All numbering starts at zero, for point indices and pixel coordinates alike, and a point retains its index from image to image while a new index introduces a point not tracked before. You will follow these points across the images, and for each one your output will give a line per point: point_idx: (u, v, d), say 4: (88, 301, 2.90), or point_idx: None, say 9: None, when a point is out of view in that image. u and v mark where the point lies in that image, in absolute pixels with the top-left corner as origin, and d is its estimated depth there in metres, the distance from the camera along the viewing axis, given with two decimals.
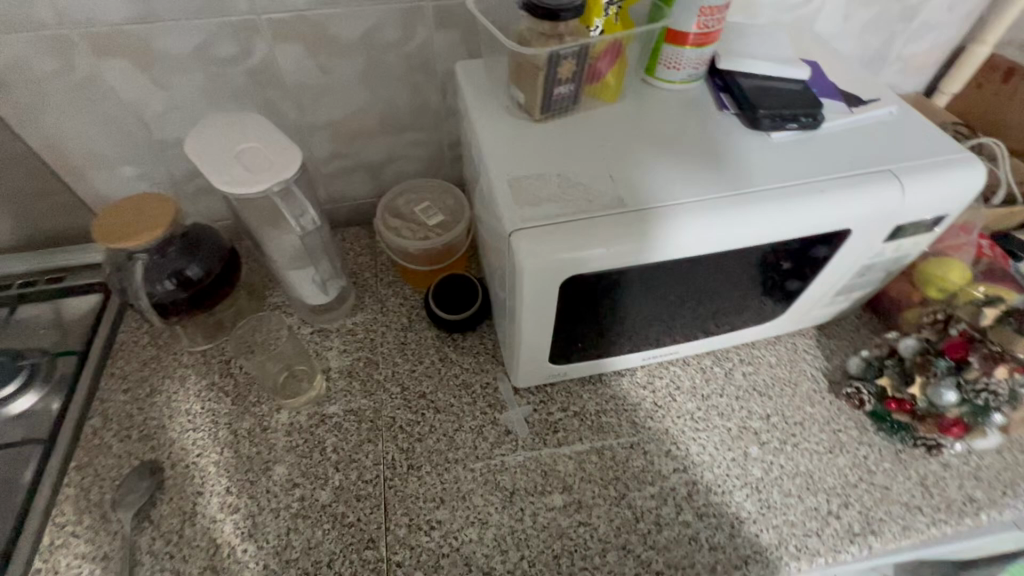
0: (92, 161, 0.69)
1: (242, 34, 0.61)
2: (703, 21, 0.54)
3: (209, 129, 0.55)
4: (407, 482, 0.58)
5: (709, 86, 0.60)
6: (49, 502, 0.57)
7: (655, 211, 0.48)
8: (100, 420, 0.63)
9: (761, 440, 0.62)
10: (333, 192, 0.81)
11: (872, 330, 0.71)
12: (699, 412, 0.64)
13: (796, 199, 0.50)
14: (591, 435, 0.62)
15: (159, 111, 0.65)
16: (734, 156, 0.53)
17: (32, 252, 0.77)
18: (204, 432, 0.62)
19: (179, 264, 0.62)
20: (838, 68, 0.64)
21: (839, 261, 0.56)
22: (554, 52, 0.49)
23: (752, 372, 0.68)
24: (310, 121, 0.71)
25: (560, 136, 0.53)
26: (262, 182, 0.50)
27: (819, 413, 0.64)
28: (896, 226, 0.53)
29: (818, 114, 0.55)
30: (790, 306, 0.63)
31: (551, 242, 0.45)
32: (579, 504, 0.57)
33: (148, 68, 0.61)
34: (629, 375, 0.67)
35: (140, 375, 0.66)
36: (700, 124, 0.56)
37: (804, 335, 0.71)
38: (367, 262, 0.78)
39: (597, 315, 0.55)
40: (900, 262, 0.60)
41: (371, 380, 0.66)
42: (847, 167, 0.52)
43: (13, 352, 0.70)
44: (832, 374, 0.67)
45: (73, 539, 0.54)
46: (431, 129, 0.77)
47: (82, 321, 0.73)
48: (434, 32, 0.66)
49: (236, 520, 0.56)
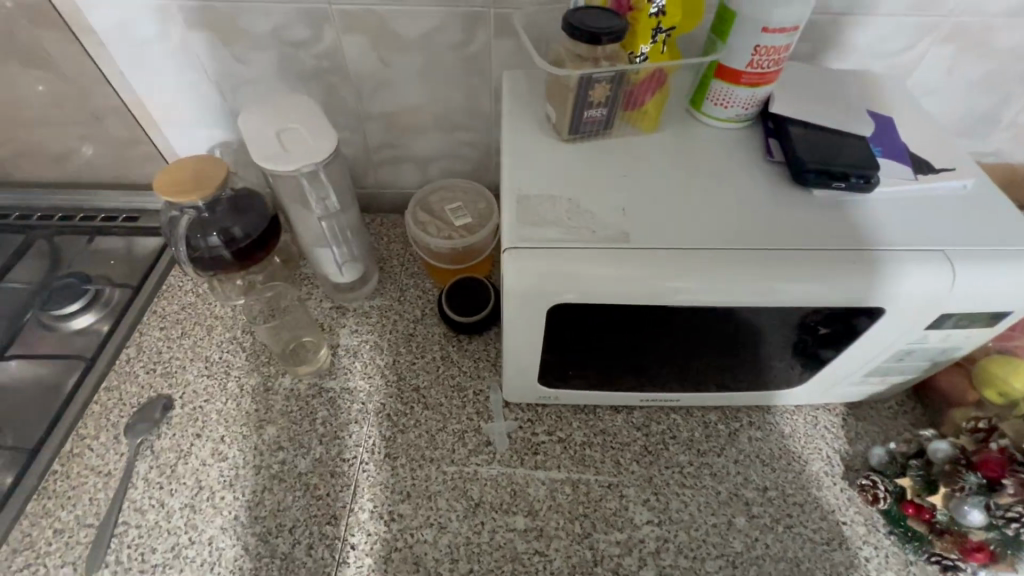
0: (175, 118, 0.76)
1: (313, 21, 0.64)
2: (758, 60, 0.51)
3: (277, 100, 0.60)
4: (380, 470, 0.60)
5: (760, 128, 0.57)
6: (78, 413, 0.64)
7: (658, 253, 0.46)
8: (135, 350, 0.70)
9: (752, 512, 0.58)
10: (380, 177, 0.84)
11: (912, 422, 0.64)
12: (690, 468, 0.60)
13: (821, 266, 0.46)
14: (570, 465, 0.60)
15: (234, 82, 0.71)
16: (766, 209, 0.50)
17: (117, 189, 0.87)
18: (216, 380, 0.67)
19: (224, 223, 0.67)
20: (917, 130, 0.58)
21: (871, 340, 0.51)
22: (587, 75, 0.49)
23: (760, 438, 0.62)
24: (366, 109, 0.74)
25: (584, 160, 0.53)
26: (285, 163, 0.54)
27: (825, 499, 0.58)
28: (941, 314, 0.48)
29: (875, 174, 0.51)
30: (815, 375, 0.57)
31: (540, 266, 0.45)
32: (540, 532, 0.56)
33: (229, 42, 0.66)
34: (626, 412, 0.64)
35: (177, 316, 0.73)
36: (737, 169, 0.54)
37: (830, 410, 0.65)
38: (397, 249, 0.81)
39: (594, 345, 0.53)
40: (949, 354, 0.53)
41: (372, 364, 0.68)
42: (891, 241, 0.48)
43: (83, 274, 0.78)
44: (851, 460, 0.61)
45: (88, 451, 0.61)
46: (480, 132, 0.77)
47: (143, 258, 0.81)
48: (494, 39, 0.66)
49: (222, 467, 0.60)
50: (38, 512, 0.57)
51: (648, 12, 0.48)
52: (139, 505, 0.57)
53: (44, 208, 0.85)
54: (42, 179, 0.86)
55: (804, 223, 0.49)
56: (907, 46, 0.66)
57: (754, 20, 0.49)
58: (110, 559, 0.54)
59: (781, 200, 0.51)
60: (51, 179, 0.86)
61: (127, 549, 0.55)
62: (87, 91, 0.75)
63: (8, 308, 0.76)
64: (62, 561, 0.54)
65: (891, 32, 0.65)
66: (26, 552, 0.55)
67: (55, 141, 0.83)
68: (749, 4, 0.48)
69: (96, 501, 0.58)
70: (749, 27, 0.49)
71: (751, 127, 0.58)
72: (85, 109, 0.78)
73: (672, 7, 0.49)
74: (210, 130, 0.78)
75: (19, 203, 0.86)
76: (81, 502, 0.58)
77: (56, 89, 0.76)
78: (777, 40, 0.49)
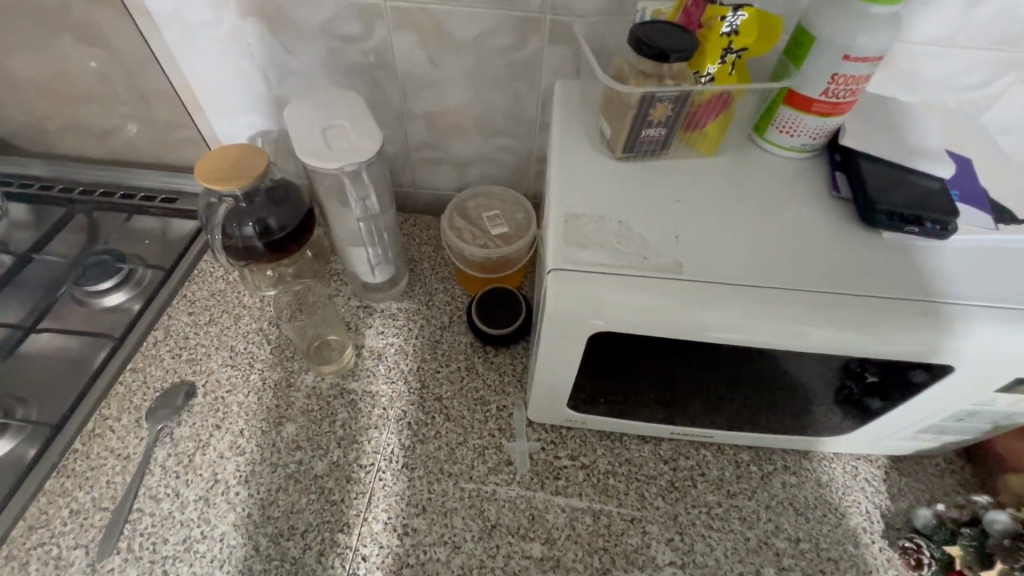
0: (221, 104, 0.76)
1: (364, 16, 0.63)
2: (834, 89, 0.48)
3: (340, 93, 0.59)
4: (396, 479, 0.58)
5: (824, 160, 0.54)
6: (102, 394, 0.64)
7: (710, 287, 0.44)
8: (162, 334, 0.69)
9: (782, 564, 0.54)
10: (418, 177, 0.83)
11: (961, 483, 0.60)
12: (719, 509, 0.57)
13: (886, 317, 0.43)
14: (592, 494, 0.58)
15: (281, 72, 0.70)
16: (826, 249, 0.48)
17: (157, 169, 0.88)
18: (239, 371, 0.66)
19: (260, 214, 0.66)
20: (995, 176, 0.55)
21: (932, 397, 0.47)
22: (650, 93, 0.47)
23: (794, 484, 0.59)
24: (409, 107, 0.73)
25: (635, 181, 0.51)
26: (317, 159, 0.53)
27: (861, 558, 0.55)
28: (1019, 376, 0.44)
29: (953, 221, 0.48)
30: (863, 426, 0.53)
31: (585, 290, 0.44)
32: (556, 562, 0.54)
33: (279, 32, 0.66)
34: (653, 444, 0.61)
35: (206, 303, 0.73)
36: (797, 202, 0.51)
37: (872, 462, 0.61)
38: (429, 252, 0.79)
39: (627, 371, 0.50)
40: (1013, 418, 0.50)
41: (395, 369, 0.67)
42: (969, 295, 0.45)
43: (117, 252, 0.78)
44: (892, 518, 0.57)
45: (109, 432, 0.61)
46: (522, 138, 0.75)
47: (176, 240, 0.81)
48: (548, 46, 0.64)
49: (238, 462, 0.59)
50: (56, 490, 0.57)
51: (720, 31, 0.45)
52: (154, 493, 0.57)
53: (85, 182, 0.86)
54: (87, 154, 0.88)
55: (866, 267, 0.46)
56: (987, 82, 0.62)
57: (835, 47, 0.46)
58: (122, 546, 0.54)
59: (845, 241, 0.48)
60: (95, 154, 0.87)
61: (139, 537, 0.55)
62: (137, 71, 0.76)
63: (44, 280, 0.76)
64: (75, 543, 0.54)
65: (969, 67, 0.61)
66: (41, 530, 0.55)
67: (100, 118, 0.83)
68: (831, 30, 0.46)
69: (113, 485, 0.58)
70: (829, 53, 0.47)
71: (816, 157, 0.55)
72: (134, 88, 0.79)
73: (746, 27, 0.46)
74: (254, 119, 0.78)
75: (62, 176, 0.87)
76: (99, 485, 0.58)
77: (106, 67, 0.76)
78: (857, 70, 0.47)
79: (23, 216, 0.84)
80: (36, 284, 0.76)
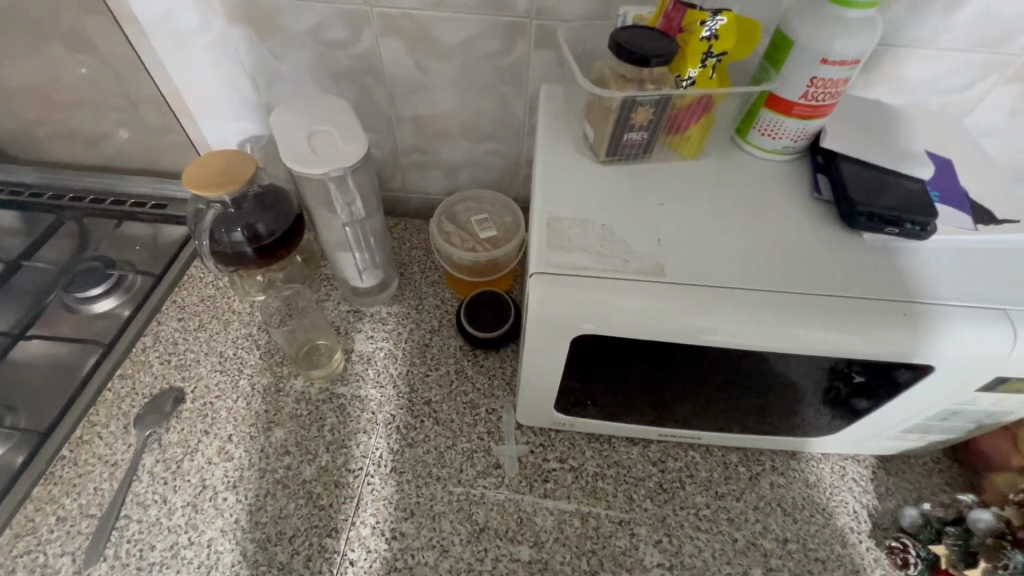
0: (210, 111, 0.77)
1: (351, 22, 0.63)
2: (813, 92, 0.49)
3: (330, 99, 0.59)
4: (385, 484, 0.58)
5: (807, 163, 0.55)
6: (91, 401, 0.64)
7: (692, 289, 0.45)
8: (151, 340, 0.69)
9: (770, 565, 0.55)
10: (408, 181, 0.83)
11: (947, 482, 0.60)
12: (706, 510, 0.57)
13: (868, 317, 0.44)
14: (581, 496, 0.58)
15: (270, 78, 0.71)
16: (809, 250, 0.48)
17: (148, 175, 0.88)
18: (228, 376, 0.66)
19: (249, 219, 0.66)
20: (976, 177, 0.55)
21: (914, 397, 0.48)
22: (630, 98, 0.47)
23: (782, 485, 0.59)
24: (398, 112, 0.73)
25: (619, 184, 0.51)
26: (299, 164, 0.53)
27: (848, 557, 0.55)
28: (1000, 375, 0.45)
29: (933, 222, 0.48)
30: (849, 426, 0.53)
31: (569, 293, 0.44)
32: (544, 565, 0.54)
33: (267, 38, 0.66)
34: (642, 446, 0.62)
35: (195, 309, 0.73)
36: (780, 204, 0.51)
37: (859, 462, 0.61)
38: (419, 256, 0.80)
39: (616, 372, 0.50)
40: (997, 417, 0.50)
41: (384, 373, 0.67)
42: (949, 295, 0.45)
43: (107, 258, 0.78)
44: (880, 518, 0.58)
45: (97, 439, 0.61)
46: (511, 143, 0.76)
47: (167, 245, 0.81)
48: (535, 50, 0.64)
49: (227, 467, 0.59)
50: (43, 497, 0.57)
51: (700, 35, 0.46)
52: (142, 499, 0.57)
53: (75, 188, 0.86)
54: (77, 160, 0.88)
55: (849, 268, 0.47)
56: (970, 84, 0.63)
57: (812, 50, 0.46)
58: (109, 553, 0.54)
59: (828, 243, 0.49)
60: (86, 160, 0.88)
61: (126, 544, 0.54)
62: (127, 78, 0.76)
63: (33, 287, 0.76)
64: (62, 550, 0.54)
65: (952, 69, 0.61)
66: (28, 537, 0.55)
67: (89, 125, 0.83)
68: (809, 34, 0.46)
69: (100, 491, 0.58)
70: (806, 57, 0.47)
71: (799, 159, 0.55)
72: (123, 94, 0.79)
73: (726, 32, 0.47)
74: (244, 124, 0.78)
75: (54, 183, 0.87)
76: (86, 491, 0.58)
77: (95, 74, 0.77)
78: (836, 73, 0.47)
79: (13, 223, 0.84)
80: (25, 290, 0.76)
